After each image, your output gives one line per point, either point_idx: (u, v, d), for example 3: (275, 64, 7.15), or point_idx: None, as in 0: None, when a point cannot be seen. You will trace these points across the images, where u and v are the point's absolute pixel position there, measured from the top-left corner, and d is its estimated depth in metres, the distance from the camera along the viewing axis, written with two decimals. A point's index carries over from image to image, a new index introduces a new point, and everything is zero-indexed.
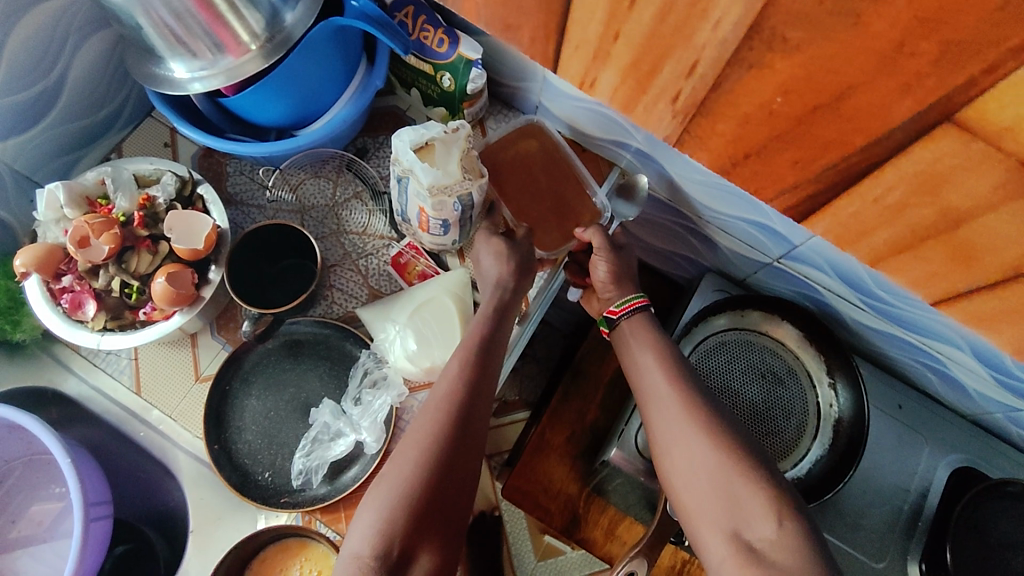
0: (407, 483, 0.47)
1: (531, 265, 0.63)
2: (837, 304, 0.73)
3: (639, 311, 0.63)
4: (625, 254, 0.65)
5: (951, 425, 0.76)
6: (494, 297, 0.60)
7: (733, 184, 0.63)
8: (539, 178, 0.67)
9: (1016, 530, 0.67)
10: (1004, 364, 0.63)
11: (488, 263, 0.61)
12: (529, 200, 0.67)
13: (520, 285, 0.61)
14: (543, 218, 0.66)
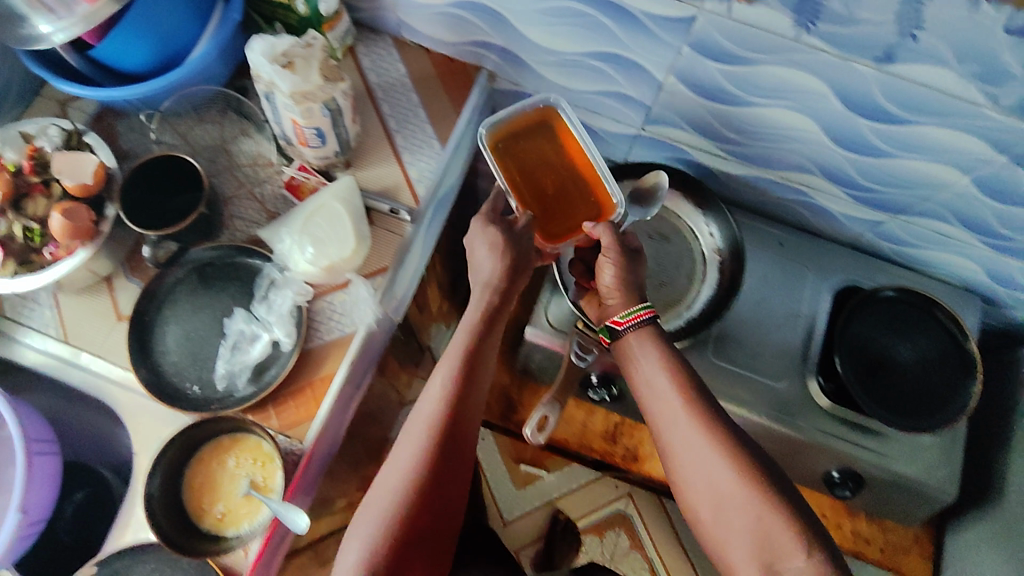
0: (393, 507, 0.54)
1: (522, 266, 0.62)
2: (707, 160, 0.81)
3: (647, 323, 0.59)
4: (635, 260, 0.62)
5: (831, 254, 0.83)
6: (482, 307, 0.61)
7: (579, 57, 0.71)
8: (546, 167, 0.65)
9: (891, 327, 0.77)
10: (850, 177, 0.72)
11: (483, 258, 0.62)
12: (534, 189, 0.64)
13: (512, 284, 0.61)
14: (548, 209, 0.64)
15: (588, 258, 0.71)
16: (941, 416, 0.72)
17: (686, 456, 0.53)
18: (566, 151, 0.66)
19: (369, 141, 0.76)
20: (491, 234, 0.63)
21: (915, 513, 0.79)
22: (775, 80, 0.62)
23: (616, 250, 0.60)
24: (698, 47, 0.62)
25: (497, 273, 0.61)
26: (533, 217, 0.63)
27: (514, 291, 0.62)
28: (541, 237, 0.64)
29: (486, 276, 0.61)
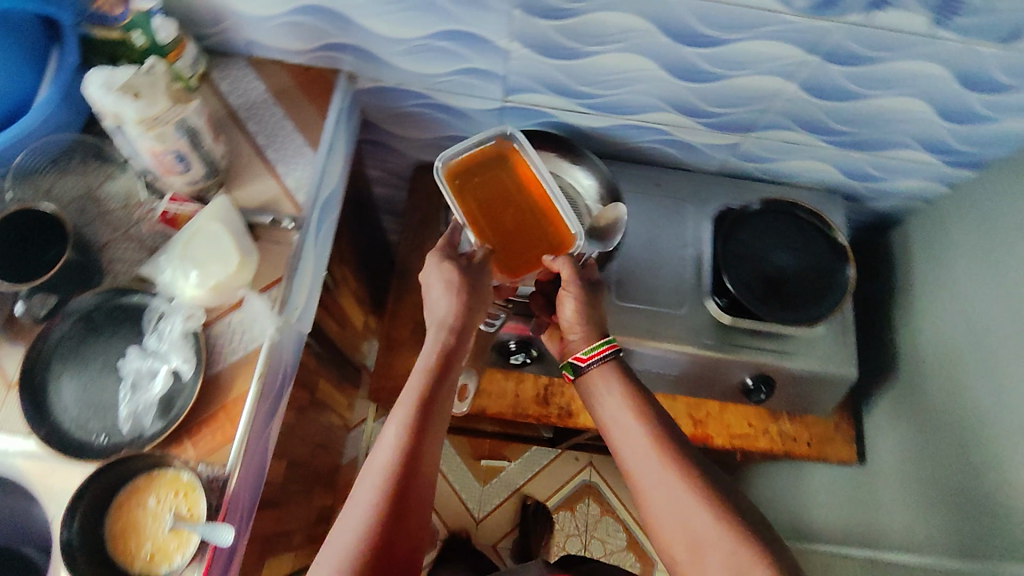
0: (350, 552, 0.51)
1: (478, 305, 0.65)
2: (571, 120, 0.85)
3: (606, 357, 0.65)
4: (593, 295, 0.69)
5: (704, 185, 0.91)
6: (442, 348, 0.62)
7: (425, 40, 0.74)
8: (503, 203, 0.69)
9: (768, 235, 0.84)
10: (697, 105, 0.79)
11: (440, 293, 0.65)
12: (491, 223, 0.68)
13: (470, 323, 0.64)
14: (506, 243, 0.67)
15: (548, 289, 0.74)
16: (830, 298, 0.80)
17: (649, 482, 0.56)
18: (525, 187, 0.70)
19: (240, 161, 0.76)
20: (450, 271, 0.65)
21: (827, 400, 0.86)
22: (604, 26, 0.68)
23: (575, 286, 0.66)
24: (527, 9, 0.66)
25: (456, 310, 0.63)
26: (491, 250, 0.66)
27: (472, 329, 0.65)
28: (496, 267, 0.67)
29: (444, 317, 0.64)
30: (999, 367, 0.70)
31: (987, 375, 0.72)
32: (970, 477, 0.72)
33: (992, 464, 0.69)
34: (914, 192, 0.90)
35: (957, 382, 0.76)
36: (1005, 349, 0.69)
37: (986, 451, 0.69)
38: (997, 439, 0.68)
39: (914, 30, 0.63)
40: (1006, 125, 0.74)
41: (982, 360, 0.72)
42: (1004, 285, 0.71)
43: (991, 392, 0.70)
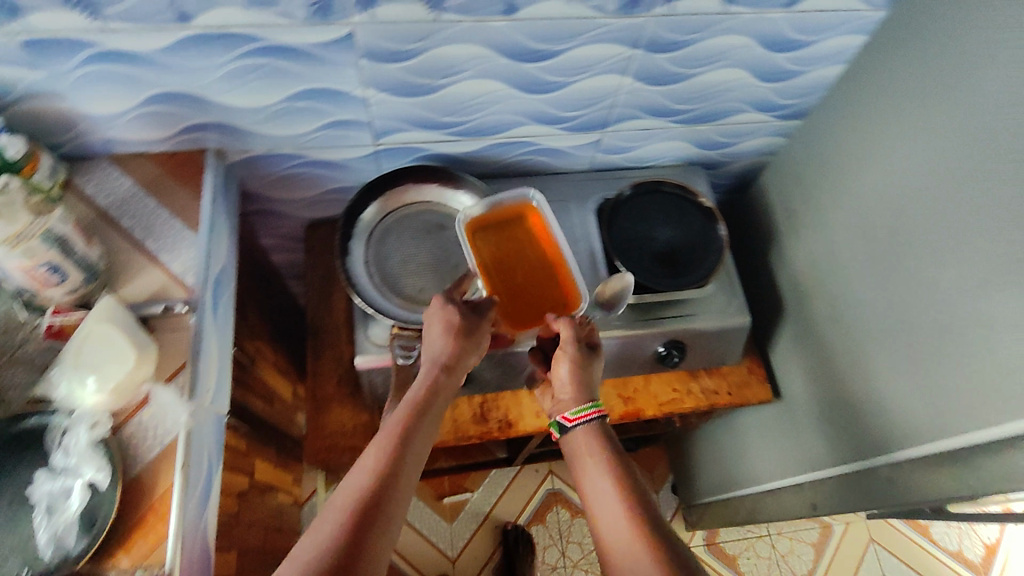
0: (313, 556, 0.49)
1: (465, 351, 0.72)
2: (443, 150, 0.89)
3: (592, 420, 0.70)
4: (589, 363, 0.75)
5: (582, 182, 0.97)
6: (430, 382, 0.68)
7: (283, 103, 0.76)
8: (517, 261, 0.80)
9: (645, 215, 0.92)
10: (554, 113, 0.85)
11: (434, 331, 0.73)
12: (505, 279, 0.78)
13: (456, 363, 0.71)
14: (517, 297, 0.78)
15: (545, 351, 0.83)
16: (711, 257, 0.89)
17: (610, 531, 0.58)
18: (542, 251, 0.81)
19: (119, 258, 0.75)
20: (451, 318, 0.73)
21: (733, 349, 0.93)
22: (448, 59, 0.72)
23: (574, 349, 0.74)
24: (371, 56, 0.70)
25: (448, 346, 0.71)
26: (500, 304, 0.77)
27: (458, 369, 0.71)
28: (500, 316, 0.78)
29: (436, 356, 0.71)
30: (864, 283, 0.79)
31: (857, 292, 0.81)
32: (864, 385, 0.81)
33: (880, 367, 0.77)
34: (760, 149, 1.00)
35: (836, 304, 0.85)
36: (865, 266, 0.79)
37: (874, 358, 0.78)
38: (879, 346, 0.77)
39: (710, 11, 0.70)
40: (815, 74, 0.84)
41: (850, 281, 0.82)
42: (849, 212, 0.81)
43: (864, 305, 0.80)
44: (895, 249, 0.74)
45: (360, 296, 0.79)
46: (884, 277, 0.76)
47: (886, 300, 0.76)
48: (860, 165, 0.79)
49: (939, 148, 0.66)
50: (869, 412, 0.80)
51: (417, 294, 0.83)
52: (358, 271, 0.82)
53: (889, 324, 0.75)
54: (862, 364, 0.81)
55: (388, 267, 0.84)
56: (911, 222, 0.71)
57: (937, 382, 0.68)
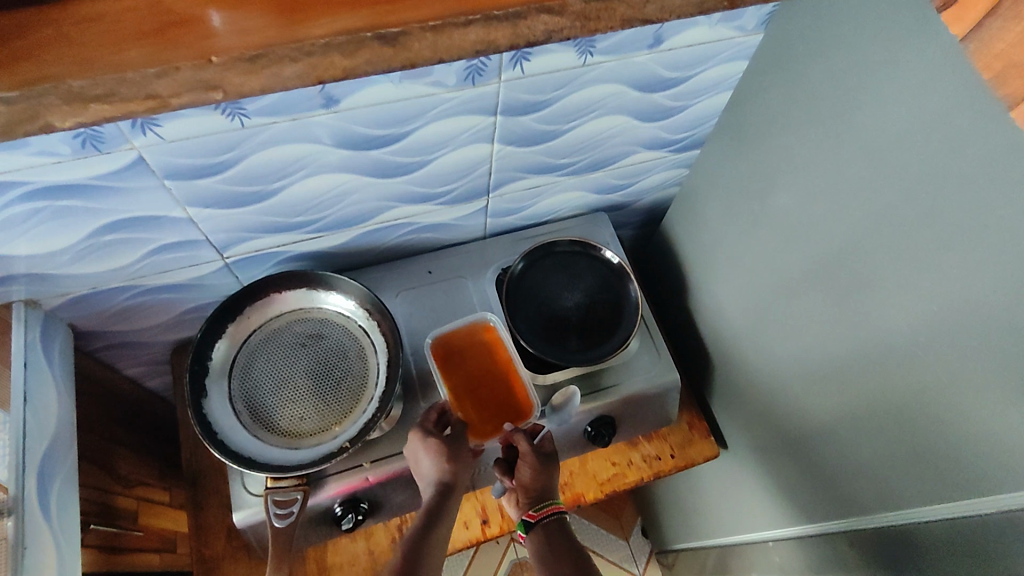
0: None
1: (459, 469, 0.66)
2: (307, 248, 0.78)
3: (554, 517, 0.66)
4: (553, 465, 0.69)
5: (476, 251, 0.88)
6: (427, 509, 0.64)
7: (87, 240, 0.63)
8: (481, 373, 0.75)
9: (546, 282, 0.83)
10: (423, 191, 0.75)
11: (422, 452, 0.67)
12: (469, 392, 0.73)
13: (451, 482, 0.65)
14: (483, 411, 0.72)
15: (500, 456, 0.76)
16: (626, 321, 0.80)
17: None
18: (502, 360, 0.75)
19: None
20: (431, 443, 0.67)
21: (667, 408, 0.85)
22: (275, 162, 0.61)
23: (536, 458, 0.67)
24: (176, 176, 0.59)
25: (442, 469, 0.65)
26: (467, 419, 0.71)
27: (458, 485, 0.66)
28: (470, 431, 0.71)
29: (428, 476, 0.66)
30: (779, 330, 0.72)
31: (776, 341, 0.73)
32: (800, 439, 0.74)
33: (810, 421, 0.71)
34: (659, 183, 0.93)
35: (760, 351, 0.78)
36: (777, 312, 0.72)
37: (805, 411, 0.71)
38: (807, 399, 0.70)
39: (569, 66, 0.62)
40: (699, 105, 0.78)
41: (766, 326, 0.75)
42: (755, 254, 0.74)
43: (784, 355, 0.73)
44: (800, 295, 0.67)
45: (223, 447, 0.67)
46: (796, 325, 0.69)
47: (802, 350, 0.69)
48: (754, 203, 0.72)
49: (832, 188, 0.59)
50: (810, 470, 0.73)
51: (297, 426, 0.71)
52: (221, 412, 0.70)
53: (810, 376, 0.69)
54: (796, 417, 0.73)
55: (258, 400, 0.72)
56: (811, 271, 0.64)
57: (868, 444, 0.62)
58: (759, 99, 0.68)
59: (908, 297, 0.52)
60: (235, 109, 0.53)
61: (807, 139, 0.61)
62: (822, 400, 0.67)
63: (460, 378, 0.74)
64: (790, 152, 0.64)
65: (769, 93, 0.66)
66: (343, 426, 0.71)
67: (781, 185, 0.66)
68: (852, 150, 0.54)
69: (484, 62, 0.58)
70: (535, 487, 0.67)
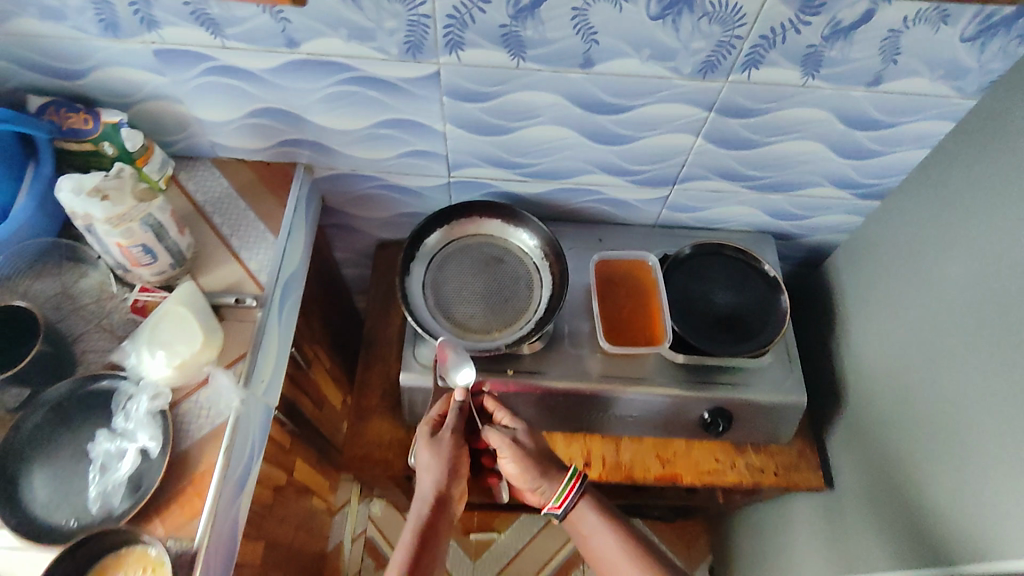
0: None
1: (456, 479, 0.72)
2: (512, 188, 0.93)
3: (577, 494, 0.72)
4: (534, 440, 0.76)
5: (646, 236, 0.98)
6: (424, 517, 0.68)
7: (370, 128, 0.82)
8: (630, 300, 0.89)
9: (702, 277, 0.91)
10: (623, 165, 0.87)
11: (429, 462, 0.72)
12: (614, 309, 0.89)
13: (451, 494, 0.71)
14: (620, 327, 0.87)
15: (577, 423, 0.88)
16: (767, 330, 0.87)
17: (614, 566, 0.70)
18: (649, 298, 0.89)
19: (207, 250, 0.82)
20: (439, 450, 0.73)
21: (781, 425, 0.90)
22: (525, 103, 0.77)
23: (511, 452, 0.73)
24: (454, 95, 0.76)
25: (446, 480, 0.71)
26: (605, 330, 0.87)
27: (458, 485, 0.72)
28: (607, 337, 0.87)
29: (426, 491, 0.70)
30: (927, 406, 0.76)
31: (923, 409, 0.77)
32: (914, 505, 0.77)
33: (928, 489, 0.75)
34: (834, 224, 0.98)
35: (900, 413, 0.81)
36: (930, 390, 0.76)
37: (926, 480, 0.75)
38: (930, 477, 0.74)
39: (789, 82, 0.72)
40: (898, 155, 0.83)
41: (915, 399, 0.79)
42: (909, 307, 0.81)
43: (926, 423, 0.76)
44: (961, 385, 0.71)
45: (412, 315, 0.83)
46: (947, 408, 0.73)
47: (945, 432, 0.73)
48: (942, 273, 0.76)
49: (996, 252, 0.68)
50: (910, 540, 0.78)
51: (466, 322, 0.85)
52: (414, 293, 0.87)
53: (943, 457, 0.72)
54: (915, 488, 0.77)
55: (443, 292, 0.87)
56: (963, 325, 0.72)
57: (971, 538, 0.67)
58: (973, 163, 0.73)
59: None
60: (518, 51, 0.69)
61: (1008, 211, 0.67)
62: (948, 484, 0.72)
63: (612, 298, 0.90)
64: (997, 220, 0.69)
65: (981, 161, 0.72)
66: (503, 334, 0.85)
67: (974, 263, 0.71)
68: None
69: (721, 59, 0.69)
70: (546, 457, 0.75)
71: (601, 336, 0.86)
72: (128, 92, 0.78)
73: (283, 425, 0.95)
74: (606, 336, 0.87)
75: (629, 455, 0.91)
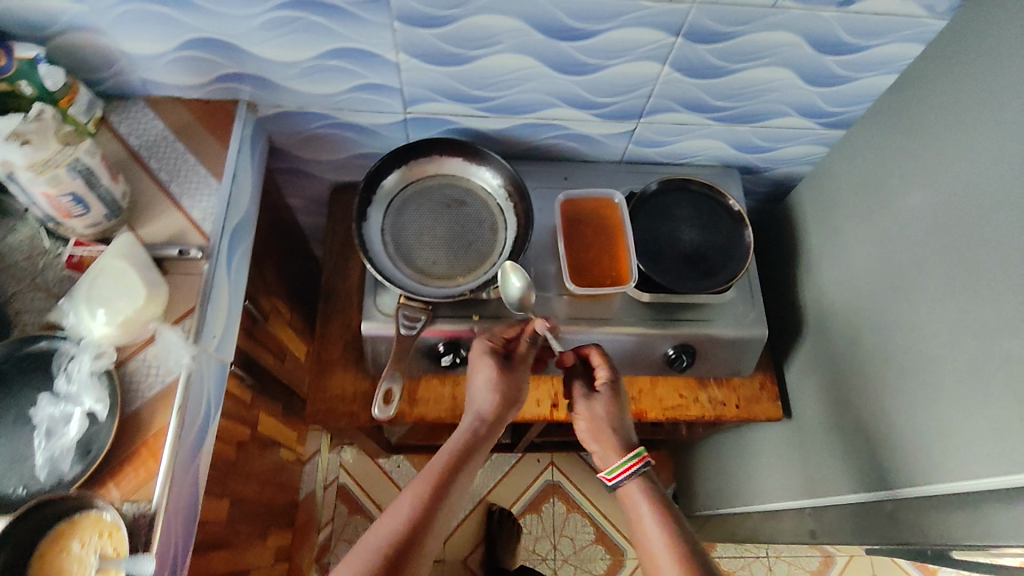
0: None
1: (512, 405, 0.75)
2: (471, 124, 0.88)
3: (635, 472, 0.70)
4: (624, 412, 0.76)
5: (612, 173, 0.95)
6: (475, 432, 0.71)
7: (315, 60, 0.75)
8: (596, 240, 0.87)
9: (669, 214, 0.90)
10: (588, 97, 0.83)
11: (489, 377, 0.75)
12: (579, 250, 0.86)
13: (503, 417, 0.74)
14: (584, 268, 0.85)
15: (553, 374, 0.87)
16: (732, 266, 0.86)
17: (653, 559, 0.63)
18: (615, 238, 0.87)
19: (143, 199, 0.76)
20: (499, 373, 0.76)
21: (746, 359, 0.91)
22: (483, 29, 0.71)
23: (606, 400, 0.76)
24: (405, 21, 0.70)
25: (498, 403, 0.74)
26: (570, 271, 0.85)
27: (512, 405, 0.75)
28: (573, 279, 0.85)
29: (480, 407, 0.74)
30: (891, 340, 0.78)
31: (884, 338, 0.79)
32: (875, 430, 0.81)
33: (891, 415, 0.78)
34: (799, 156, 0.97)
35: (863, 345, 0.83)
36: (896, 326, 0.77)
37: (891, 410, 0.78)
38: (896, 410, 0.77)
39: (761, 3, 0.68)
40: (864, 81, 0.81)
41: (879, 332, 0.80)
42: (870, 238, 0.82)
43: (887, 351, 0.79)
44: (926, 320, 0.72)
45: (372, 262, 0.80)
46: (911, 342, 0.74)
47: (909, 365, 0.75)
48: (904, 204, 0.76)
49: (960, 182, 0.68)
50: (870, 468, 0.82)
51: (429, 268, 0.82)
52: (373, 239, 0.83)
53: (906, 386, 0.75)
54: (879, 417, 0.80)
55: (403, 237, 0.84)
56: (924, 257, 0.73)
57: (937, 467, 0.70)
58: (940, 88, 0.72)
59: (1008, 283, 0.62)
60: None
61: (978, 140, 0.66)
62: (913, 416, 0.74)
63: (578, 240, 0.87)
64: (962, 148, 0.68)
65: (949, 86, 0.71)
66: (467, 279, 0.82)
67: (939, 196, 0.71)
68: (1004, 148, 0.63)
69: None
70: (622, 429, 0.74)
71: (567, 277, 0.84)
72: (37, 21, 0.69)
73: (242, 380, 0.92)
74: (572, 277, 0.85)
75: None
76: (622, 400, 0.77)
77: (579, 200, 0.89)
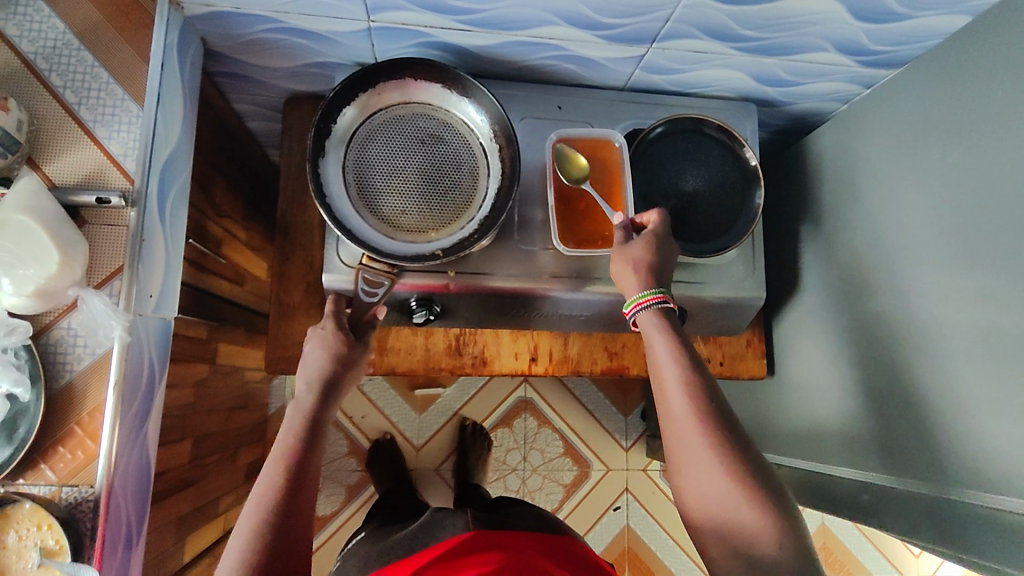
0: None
1: (350, 362, 0.64)
2: (450, 38, 0.73)
3: (650, 308, 0.66)
4: (665, 256, 0.69)
5: (611, 103, 0.84)
6: (309, 407, 0.61)
7: None
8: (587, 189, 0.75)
9: (673, 160, 0.79)
10: (592, 17, 0.68)
11: (311, 355, 0.63)
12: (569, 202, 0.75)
13: (339, 386, 0.63)
14: (572, 220, 0.75)
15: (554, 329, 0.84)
16: (736, 227, 0.78)
17: (686, 443, 0.58)
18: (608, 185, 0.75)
19: (47, 124, 0.63)
20: (335, 336, 0.64)
21: (737, 319, 0.86)
22: None
23: (651, 234, 0.69)
24: None
25: (328, 372, 0.62)
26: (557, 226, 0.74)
27: (354, 363, 0.65)
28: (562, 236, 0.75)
29: (311, 374, 0.62)
30: (900, 326, 0.73)
31: (889, 318, 0.75)
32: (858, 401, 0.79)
33: (879, 397, 0.76)
34: (826, 92, 0.84)
35: (867, 323, 0.78)
36: (904, 308, 0.72)
37: (883, 397, 0.75)
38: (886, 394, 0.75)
39: None
40: (924, 20, 0.68)
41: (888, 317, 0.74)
42: (895, 206, 0.74)
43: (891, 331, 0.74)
44: (943, 320, 0.66)
45: (332, 212, 0.69)
46: (920, 338, 0.69)
47: (913, 359, 0.70)
48: (943, 179, 0.67)
49: (1014, 170, 0.59)
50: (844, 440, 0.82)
51: (397, 218, 0.72)
52: (333, 181, 0.71)
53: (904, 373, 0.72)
54: (867, 400, 0.77)
55: (368, 179, 0.72)
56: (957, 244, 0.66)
57: (922, 470, 0.68)
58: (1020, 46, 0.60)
59: None
60: None
61: None
62: (907, 409, 0.71)
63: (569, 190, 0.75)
64: None
65: None
66: (440, 234, 0.73)
67: (991, 187, 0.62)
68: None
69: None
70: (658, 284, 0.68)
71: (555, 234, 0.74)
72: None
73: (199, 320, 0.84)
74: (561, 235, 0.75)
75: (578, 349, 0.88)
76: (667, 252, 0.69)
77: (572, 143, 0.77)
